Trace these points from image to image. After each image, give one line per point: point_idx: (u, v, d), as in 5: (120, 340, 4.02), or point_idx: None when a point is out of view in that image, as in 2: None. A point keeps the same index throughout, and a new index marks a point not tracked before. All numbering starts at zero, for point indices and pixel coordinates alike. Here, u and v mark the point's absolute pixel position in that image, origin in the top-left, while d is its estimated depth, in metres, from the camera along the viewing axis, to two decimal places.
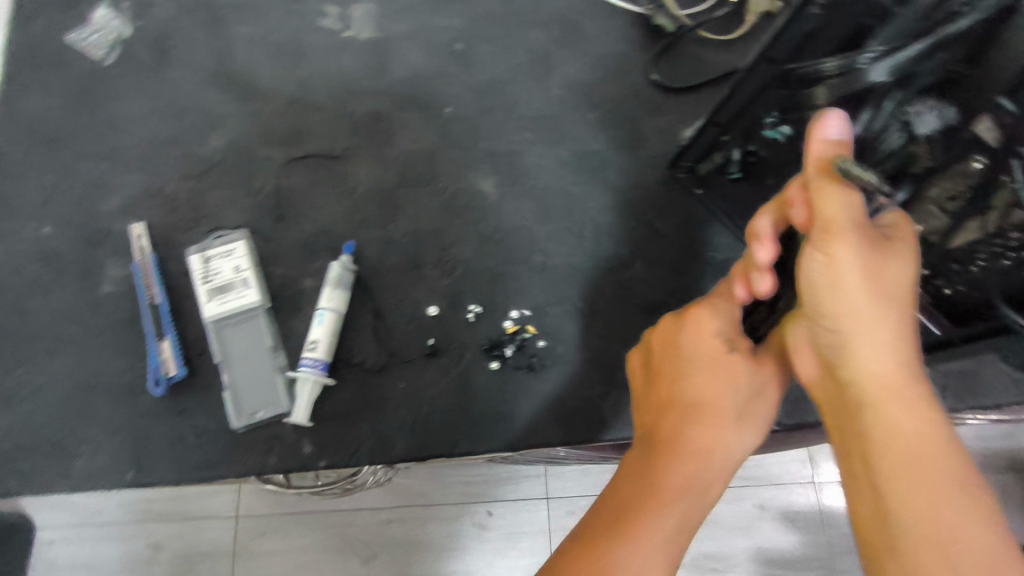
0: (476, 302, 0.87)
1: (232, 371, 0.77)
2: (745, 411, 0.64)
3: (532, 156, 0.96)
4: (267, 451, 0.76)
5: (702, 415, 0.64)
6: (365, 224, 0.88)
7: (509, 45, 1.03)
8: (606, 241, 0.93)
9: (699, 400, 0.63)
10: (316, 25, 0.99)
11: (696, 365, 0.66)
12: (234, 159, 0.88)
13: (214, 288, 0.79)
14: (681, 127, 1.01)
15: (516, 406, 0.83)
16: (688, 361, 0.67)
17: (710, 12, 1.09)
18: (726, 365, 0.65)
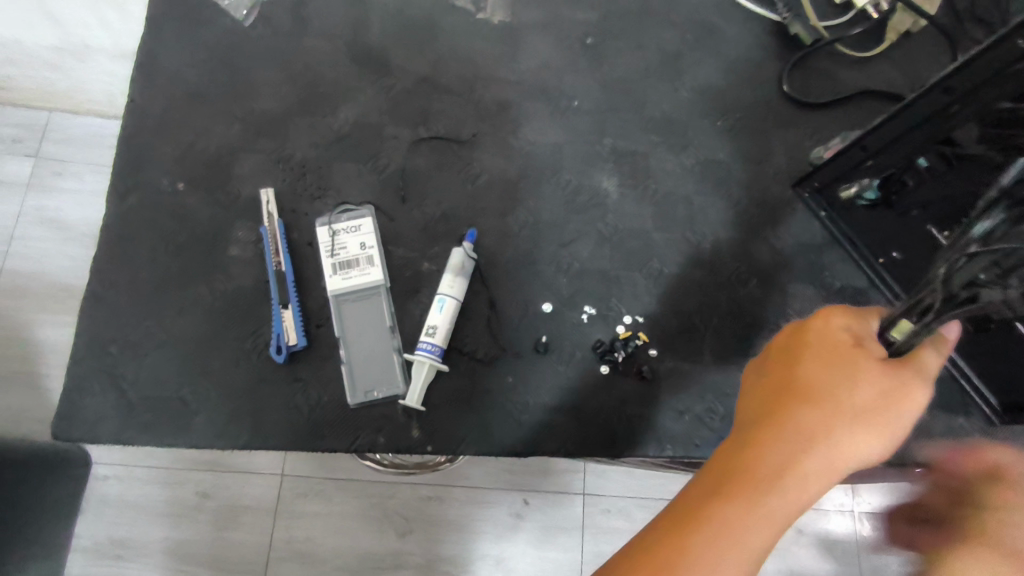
0: (590, 303, 0.85)
1: (350, 347, 0.77)
2: (874, 417, 0.54)
3: (655, 160, 0.94)
4: (377, 429, 0.76)
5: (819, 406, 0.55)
6: (486, 213, 0.87)
7: (641, 42, 1.00)
8: (725, 255, 0.91)
9: (818, 389, 0.55)
10: (451, 5, 0.97)
11: (819, 359, 0.57)
12: (363, 134, 0.88)
13: (339, 263, 0.79)
14: (809, 144, 0.98)
15: (623, 413, 0.81)
16: (807, 352, 0.58)
17: (850, 26, 1.04)
18: (855, 361, 0.56)
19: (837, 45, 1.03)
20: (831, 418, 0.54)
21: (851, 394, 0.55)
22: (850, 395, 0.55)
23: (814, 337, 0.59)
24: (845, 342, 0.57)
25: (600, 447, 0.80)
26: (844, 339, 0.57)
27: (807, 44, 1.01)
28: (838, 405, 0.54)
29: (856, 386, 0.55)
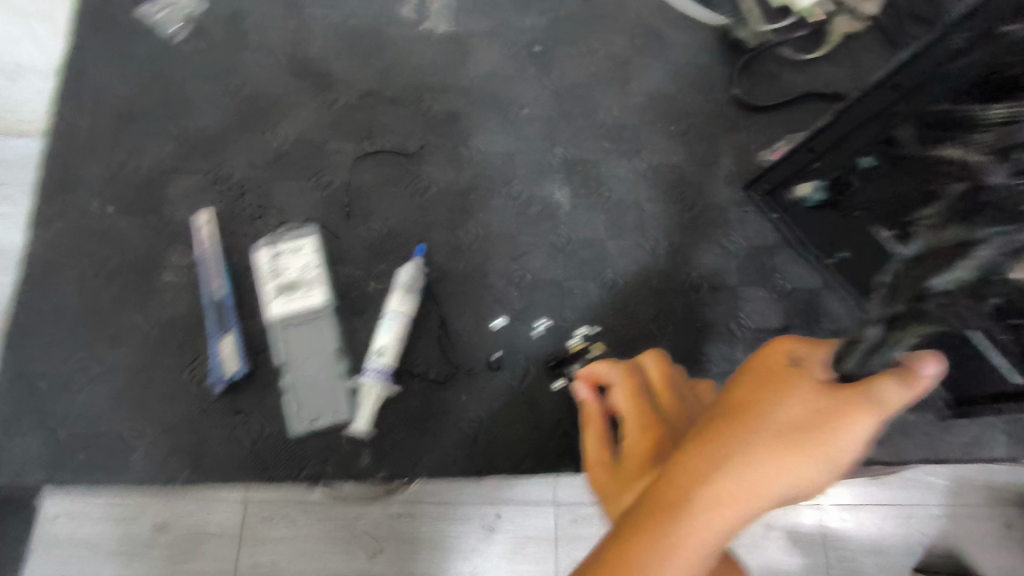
0: (541, 316, 0.85)
1: (294, 373, 0.74)
2: (817, 454, 0.43)
3: (608, 167, 0.93)
4: (325, 458, 0.73)
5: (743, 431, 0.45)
6: (436, 227, 0.85)
7: (590, 48, 0.99)
8: (678, 261, 0.90)
9: (749, 406, 0.47)
10: (395, 15, 0.95)
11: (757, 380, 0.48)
12: (305, 150, 0.85)
13: (280, 286, 0.76)
14: (758, 147, 0.99)
15: (580, 426, 0.80)
16: (747, 376, 0.50)
17: (796, 28, 1.05)
18: (792, 380, 0.47)
19: (783, 48, 1.04)
20: (758, 449, 0.44)
21: (783, 414, 0.45)
22: (782, 418, 0.45)
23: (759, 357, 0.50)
24: (782, 358, 0.49)
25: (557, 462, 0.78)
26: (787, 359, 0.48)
27: (752, 46, 1.02)
28: (767, 424, 0.45)
29: (790, 406, 0.45)
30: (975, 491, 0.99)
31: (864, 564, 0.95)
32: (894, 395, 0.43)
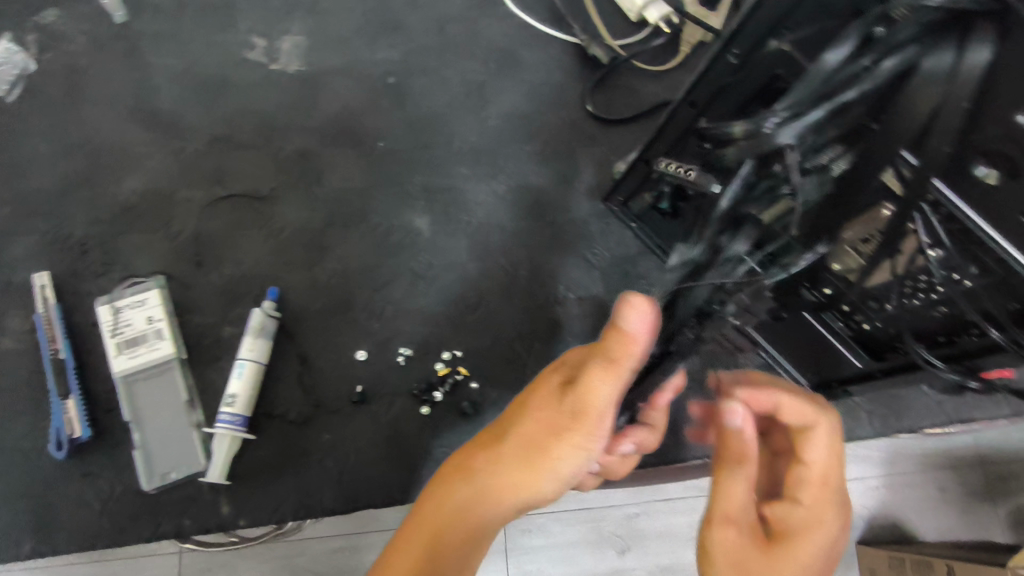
0: (407, 345, 0.84)
1: (143, 430, 0.73)
2: (555, 460, 0.55)
3: (467, 192, 0.95)
4: (182, 512, 0.73)
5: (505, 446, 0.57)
6: (291, 266, 0.85)
7: (444, 77, 1.01)
8: (542, 277, 0.92)
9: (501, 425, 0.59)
10: (242, 58, 0.95)
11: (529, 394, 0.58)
12: (151, 201, 0.85)
13: (122, 341, 0.74)
14: (615, 159, 1.02)
15: (447, 451, 0.80)
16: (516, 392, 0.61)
17: (647, 41, 1.09)
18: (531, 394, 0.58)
19: (635, 61, 1.08)
20: (511, 463, 0.57)
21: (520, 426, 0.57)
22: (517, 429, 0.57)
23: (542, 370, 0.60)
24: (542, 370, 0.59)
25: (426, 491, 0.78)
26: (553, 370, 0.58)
27: (605, 63, 1.06)
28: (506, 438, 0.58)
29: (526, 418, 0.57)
30: (909, 459, 1.02)
31: None
32: (599, 395, 0.53)
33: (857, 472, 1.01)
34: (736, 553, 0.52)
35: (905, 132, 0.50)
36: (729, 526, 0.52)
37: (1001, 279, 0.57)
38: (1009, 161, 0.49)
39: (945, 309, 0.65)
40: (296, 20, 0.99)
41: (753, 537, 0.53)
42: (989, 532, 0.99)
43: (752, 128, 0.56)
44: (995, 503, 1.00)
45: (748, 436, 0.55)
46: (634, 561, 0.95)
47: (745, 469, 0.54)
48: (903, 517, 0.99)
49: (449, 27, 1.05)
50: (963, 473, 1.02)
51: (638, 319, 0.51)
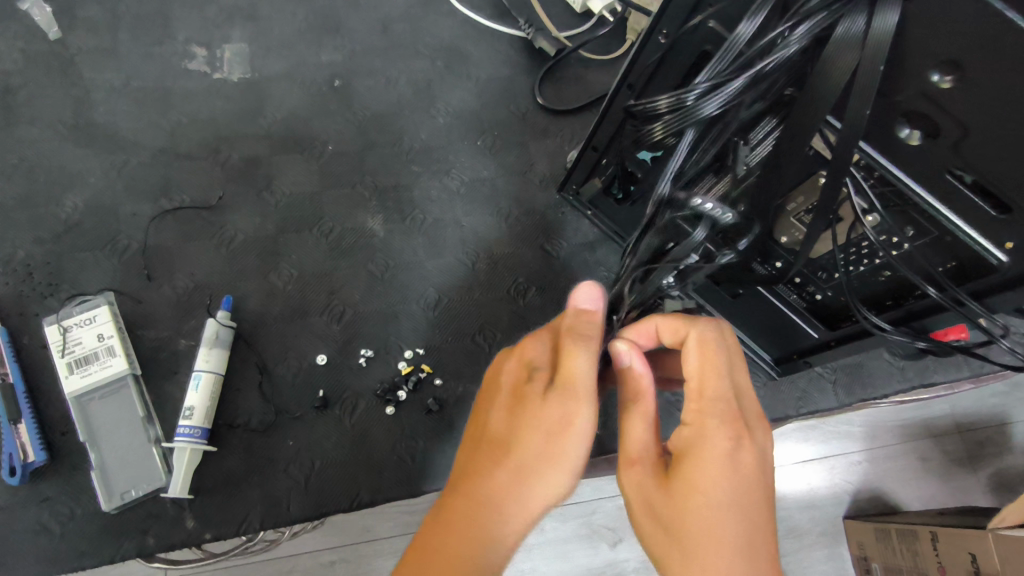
0: (368, 345, 0.84)
1: (99, 449, 0.72)
2: (562, 451, 0.47)
3: (420, 189, 0.95)
4: (145, 530, 0.71)
5: (498, 457, 0.48)
6: (245, 275, 0.84)
7: (391, 77, 1.01)
8: (501, 269, 0.92)
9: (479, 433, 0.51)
10: (184, 69, 0.95)
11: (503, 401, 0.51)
12: (97, 217, 0.84)
13: (73, 361, 0.73)
14: (568, 149, 1.02)
15: (414, 449, 0.80)
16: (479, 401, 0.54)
17: (593, 31, 1.11)
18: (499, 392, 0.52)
19: (583, 51, 1.09)
20: (519, 475, 0.47)
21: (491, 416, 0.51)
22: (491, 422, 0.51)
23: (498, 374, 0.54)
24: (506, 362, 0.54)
25: (395, 490, 0.78)
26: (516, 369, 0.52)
27: (552, 55, 1.06)
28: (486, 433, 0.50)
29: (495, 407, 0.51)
30: (889, 431, 1.02)
31: (799, 521, 0.98)
32: (579, 373, 0.49)
33: (840, 447, 1.01)
34: (644, 494, 0.46)
35: (824, 100, 0.51)
36: (636, 466, 0.48)
37: (935, 237, 0.58)
38: (930, 120, 0.50)
39: (889, 273, 0.66)
40: (237, 30, 0.99)
41: (659, 474, 0.47)
42: (971, 495, 1.00)
43: (674, 102, 0.55)
44: (973, 467, 1.00)
45: (637, 371, 0.51)
46: (627, 553, 0.93)
47: (641, 406, 0.50)
48: (887, 489, 1.00)
49: (392, 27, 1.05)
50: (941, 440, 1.02)
51: (592, 300, 0.53)
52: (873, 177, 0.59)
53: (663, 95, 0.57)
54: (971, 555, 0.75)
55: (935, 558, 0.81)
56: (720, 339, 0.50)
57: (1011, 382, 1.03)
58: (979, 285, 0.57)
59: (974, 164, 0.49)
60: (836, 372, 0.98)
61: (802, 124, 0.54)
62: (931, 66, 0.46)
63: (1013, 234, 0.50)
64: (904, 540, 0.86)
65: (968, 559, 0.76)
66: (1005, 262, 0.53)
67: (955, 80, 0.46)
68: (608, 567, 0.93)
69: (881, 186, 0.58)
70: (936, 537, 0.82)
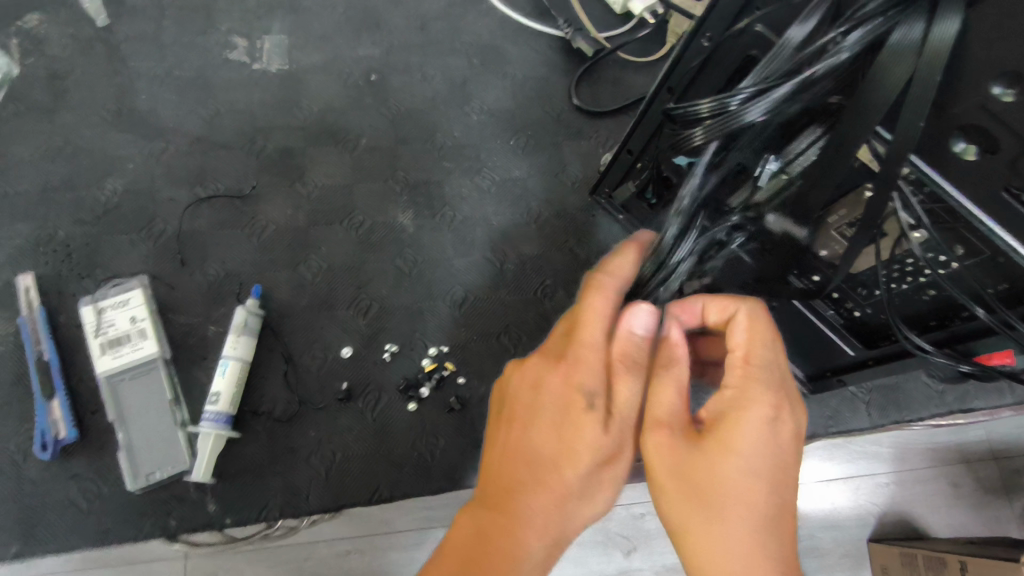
0: (393, 340, 0.84)
1: (127, 429, 0.73)
2: (604, 461, 0.49)
3: (452, 187, 0.95)
4: (168, 512, 0.72)
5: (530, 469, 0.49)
6: (275, 265, 0.85)
7: (427, 73, 1.01)
8: (529, 270, 0.91)
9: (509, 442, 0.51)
10: (224, 59, 0.96)
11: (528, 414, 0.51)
12: (134, 202, 0.85)
13: (106, 341, 0.75)
14: (602, 152, 1.01)
15: (435, 447, 0.80)
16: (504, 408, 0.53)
17: (632, 33, 1.09)
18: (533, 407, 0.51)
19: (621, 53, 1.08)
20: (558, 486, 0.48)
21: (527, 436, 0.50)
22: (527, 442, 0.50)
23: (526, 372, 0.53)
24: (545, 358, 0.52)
25: (414, 487, 0.78)
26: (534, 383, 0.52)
27: (590, 56, 1.05)
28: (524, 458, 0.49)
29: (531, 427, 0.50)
30: (918, 454, 0.98)
31: (821, 541, 0.94)
32: (626, 400, 0.49)
33: (867, 467, 0.97)
34: (671, 457, 0.46)
35: (874, 111, 0.49)
36: (661, 430, 0.47)
37: (987, 257, 0.56)
38: (986, 135, 0.48)
39: (933, 292, 0.64)
40: (277, 22, 1.00)
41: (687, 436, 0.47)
42: (1005, 526, 0.96)
43: (717, 106, 0.54)
44: (1009, 497, 0.97)
45: (664, 338, 0.50)
46: (641, 562, 0.92)
47: (674, 374, 0.49)
48: (915, 514, 0.96)
49: (430, 22, 1.05)
50: (975, 466, 0.98)
51: (645, 325, 0.50)
52: (922, 192, 0.56)
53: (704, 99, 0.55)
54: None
55: None
56: (765, 317, 0.49)
57: None
58: None
59: None
60: (870, 392, 0.95)
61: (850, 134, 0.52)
62: (993, 78, 0.44)
63: None
64: (931, 567, 0.83)
65: None
66: None
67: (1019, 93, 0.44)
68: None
69: (931, 202, 0.56)
70: (965, 567, 0.78)
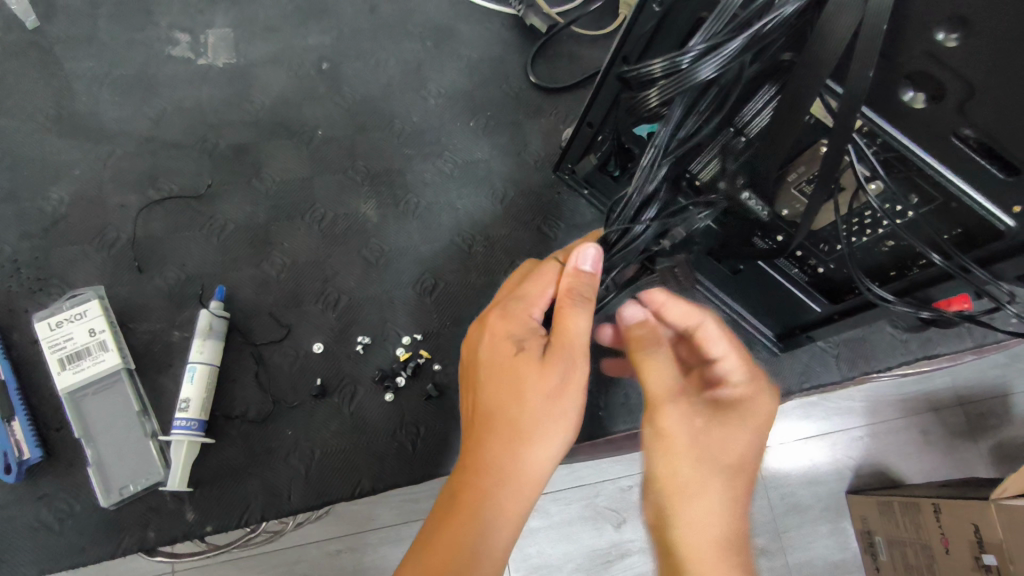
0: (365, 332, 0.82)
1: (95, 444, 0.71)
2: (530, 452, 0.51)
3: (414, 173, 0.92)
4: (145, 525, 0.71)
5: (503, 378, 0.53)
6: (237, 265, 0.83)
7: (380, 59, 0.98)
8: (497, 250, 0.89)
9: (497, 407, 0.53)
10: (167, 56, 0.93)
11: (501, 374, 0.53)
12: (82, 208, 0.83)
13: (64, 356, 0.72)
14: (564, 128, 0.98)
15: (418, 438, 0.78)
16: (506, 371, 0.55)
17: (583, 8, 1.04)
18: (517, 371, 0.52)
19: (575, 28, 1.03)
20: (511, 434, 0.51)
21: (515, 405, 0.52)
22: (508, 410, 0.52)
23: (506, 319, 0.56)
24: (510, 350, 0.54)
25: (395, 479, 0.76)
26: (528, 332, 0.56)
27: (544, 32, 1.01)
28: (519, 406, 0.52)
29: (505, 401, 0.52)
30: (890, 406, 1.06)
31: (802, 498, 1.03)
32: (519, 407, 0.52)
33: (842, 423, 1.06)
34: (682, 430, 0.49)
35: (826, 66, 0.50)
36: (670, 403, 0.51)
37: (940, 202, 0.58)
38: (932, 81, 0.50)
39: (892, 243, 0.65)
40: (220, 14, 0.96)
41: (698, 415, 0.50)
42: (973, 467, 1.04)
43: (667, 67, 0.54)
44: (975, 438, 1.05)
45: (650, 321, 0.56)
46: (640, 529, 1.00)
47: (659, 349, 0.53)
48: (889, 463, 1.04)
49: (381, 5, 1.01)
50: (943, 413, 1.07)
51: (593, 263, 0.54)
52: (875, 144, 0.58)
53: (657, 58, 0.54)
54: (975, 525, 0.80)
55: (937, 528, 0.86)
56: None
57: (1010, 355, 1.07)
58: (987, 251, 0.57)
59: (982, 126, 0.49)
60: (838, 347, 0.98)
61: (804, 95, 0.53)
62: (937, 27, 0.47)
63: (1020, 197, 0.50)
64: (907, 513, 0.92)
65: (970, 528, 0.81)
66: (1012, 227, 0.53)
67: (961, 39, 0.46)
68: (612, 547, 0.98)
69: (885, 152, 0.58)
70: (938, 509, 0.86)
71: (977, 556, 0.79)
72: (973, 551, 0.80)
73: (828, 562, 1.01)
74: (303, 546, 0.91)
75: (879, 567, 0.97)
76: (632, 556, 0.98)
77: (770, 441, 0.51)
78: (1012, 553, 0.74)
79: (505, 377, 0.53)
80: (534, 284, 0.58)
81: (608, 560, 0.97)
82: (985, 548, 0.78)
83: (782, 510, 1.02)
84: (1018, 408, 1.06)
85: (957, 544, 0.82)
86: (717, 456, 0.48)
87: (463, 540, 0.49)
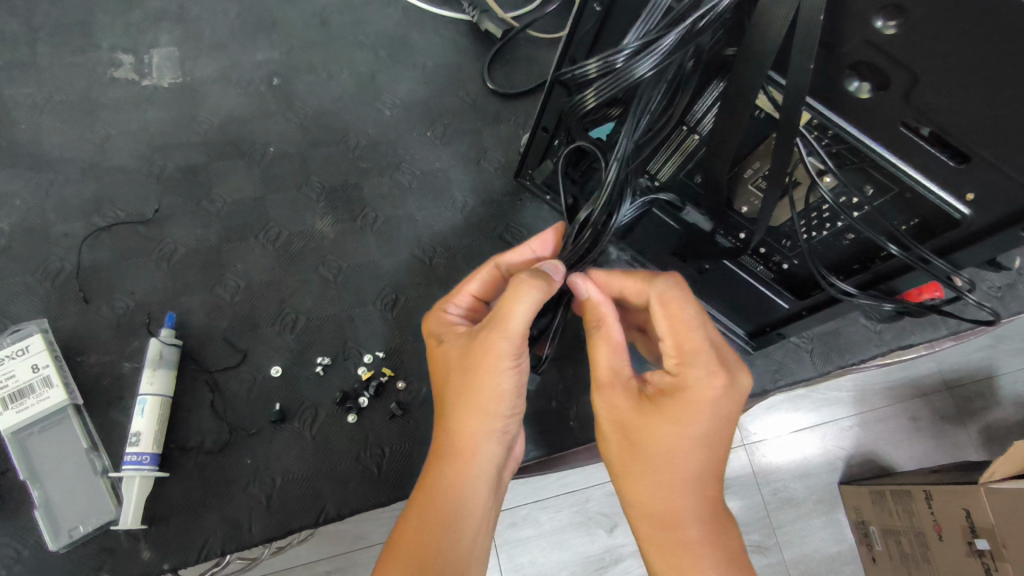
0: (324, 352, 0.80)
1: (42, 485, 0.68)
2: (470, 429, 0.52)
3: (371, 187, 0.89)
4: (98, 565, 0.69)
5: (475, 408, 0.52)
6: (188, 290, 0.81)
7: (332, 71, 0.96)
8: (460, 261, 0.87)
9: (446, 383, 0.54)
10: (110, 78, 0.90)
11: (469, 400, 0.52)
12: (24, 239, 0.81)
13: (6, 396, 0.69)
14: (524, 134, 0.96)
15: (382, 459, 0.76)
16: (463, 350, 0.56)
17: (540, 10, 1.03)
18: (461, 354, 0.54)
19: (530, 31, 1.01)
20: (456, 410, 0.52)
21: (454, 384, 0.53)
22: (452, 389, 0.53)
23: (481, 351, 0.51)
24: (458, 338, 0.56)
25: (363, 502, 0.74)
26: (510, 369, 0.51)
27: (499, 37, 0.99)
28: (460, 383, 0.52)
29: (450, 379, 0.53)
30: (877, 394, 1.05)
31: (795, 491, 1.01)
32: (457, 386, 0.52)
33: (829, 414, 1.04)
34: (619, 412, 0.50)
35: (764, 58, 0.49)
36: (610, 388, 0.50)
37: (895, 193, 0.57)
38: (876, 70, 0.49)
39: (852, 236, 0.64)
40: (165, 33, 0.94)
41: (637, 399, 0.49)
42: (964, 451, 1.03)
43: (605, 66, 0.53)
44: (964, 423, 1.04)
45: (599, 301, 0.51)
46: (625, 538, 0.96)
47: (606, 332, 0.51)
48: (880, 452, 1.03)
49: (331, 17, 0.99)
50: (931, 398, 1.06)
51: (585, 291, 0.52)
52: (827, 136, 0.57)
53: (590, 59, 0.54)
54: (966, 510, 0.78)
55: (931, 516, 0.84)
56: None
57: (994, 335, 1.06)
58: (945, 240, 0.56)
59: (929, 115, 0.48)
60: (812, 342, 0.97)
61: (745, 91, 0.51)
62: (874, 15, 0.45)
63: (973, 183, 0.50)
64: (899, 501, 0.90)
65: (963, 514, 0.79)
66: (968, 215, 0.52)
67: (899, 26, 0.44)
68: (606, 553, 0.96)
69: (836, 145, 0.57)
70: (930, 497, 0.84)
71: (970, 541, 0.78)
72: (965, 536, 0.78)
73: (824, 555, 0.99)
74: (290, 568, 0.88)
75: (875, 557, 0.95)
76: (626, 561, 0.96)
77: (714, 422, 0.47)
78: (1005, 536, 0.73)
79: (478, 409, 0.52)
80: (507, 308, 0.50)
81: (603, 567, 0.95)
82: (978, 533, 0.76)
83: (775, 505, 1.01)
84: (1004, 390, 1.05)
85: (950, 532, 0.81)
86: (651, 441, 0.48)
87: (433, 512, 0.51)
